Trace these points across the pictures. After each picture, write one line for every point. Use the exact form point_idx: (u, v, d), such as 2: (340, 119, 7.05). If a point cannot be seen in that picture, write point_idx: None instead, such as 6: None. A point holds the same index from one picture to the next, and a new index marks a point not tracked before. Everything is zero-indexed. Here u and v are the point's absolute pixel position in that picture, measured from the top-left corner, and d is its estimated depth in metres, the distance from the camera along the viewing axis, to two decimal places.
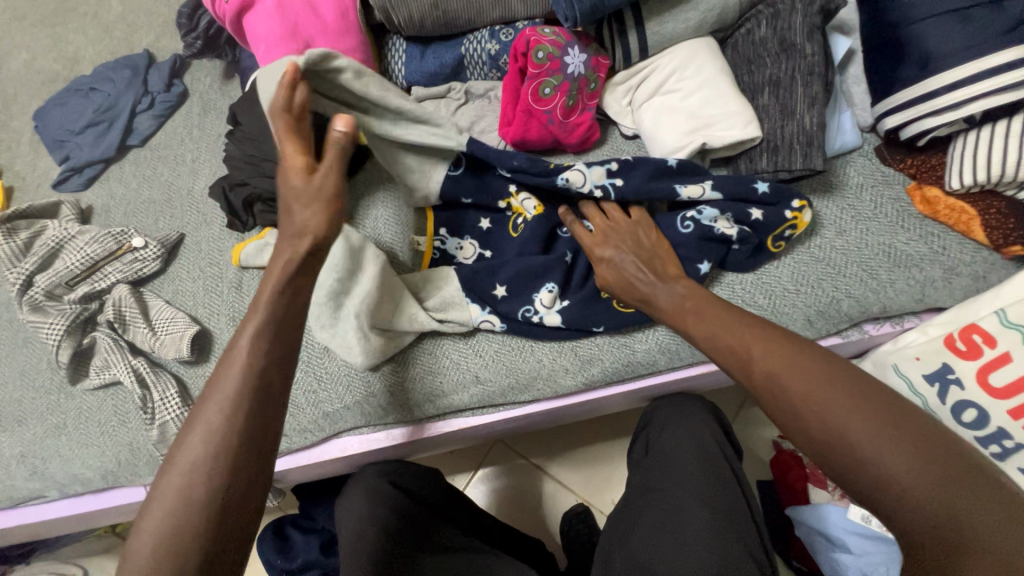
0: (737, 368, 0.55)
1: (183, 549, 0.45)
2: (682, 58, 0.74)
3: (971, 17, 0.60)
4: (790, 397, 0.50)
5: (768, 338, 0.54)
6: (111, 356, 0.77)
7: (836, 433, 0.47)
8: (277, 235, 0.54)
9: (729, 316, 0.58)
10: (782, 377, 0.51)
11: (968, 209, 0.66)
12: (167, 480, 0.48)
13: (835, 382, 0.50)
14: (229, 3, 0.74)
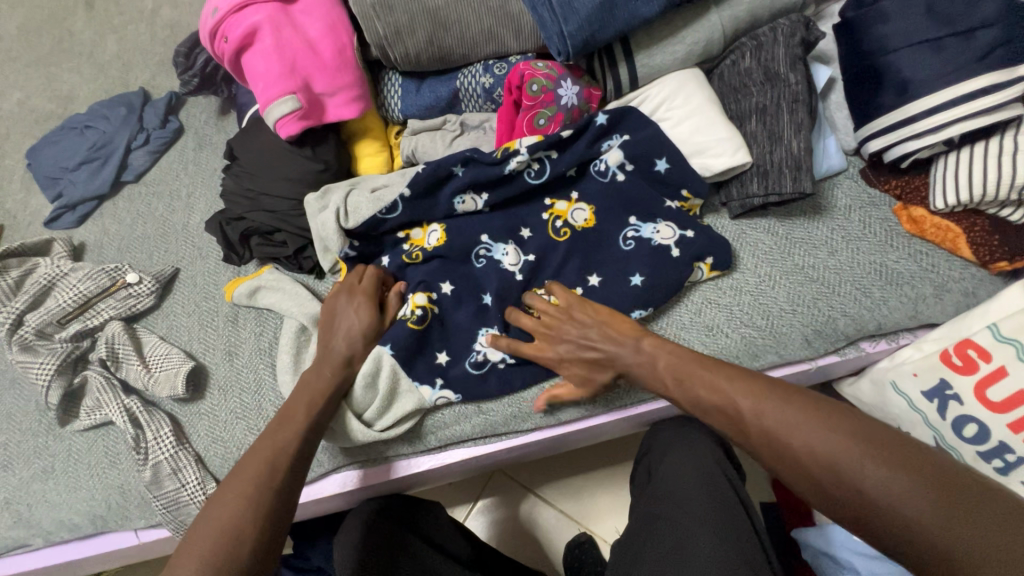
0: (729, 427, 0.58)
1: None
2: (670, 89, 0.76)
3: (944, 47, 0.63)
4: (795, 451, 0.52)
5: (758, 393, 0.56)
6: (103, 396, 0.75)
7: (843, 472, 0.49)
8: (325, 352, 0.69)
9: (708, 362, 0.62)
10: (782, 435, 0.53)
11: (953, 227, 0.68)
12: (200, 534, 0.54)
13: (824, 418, 0.52)
14: (228, 43, 0.75)
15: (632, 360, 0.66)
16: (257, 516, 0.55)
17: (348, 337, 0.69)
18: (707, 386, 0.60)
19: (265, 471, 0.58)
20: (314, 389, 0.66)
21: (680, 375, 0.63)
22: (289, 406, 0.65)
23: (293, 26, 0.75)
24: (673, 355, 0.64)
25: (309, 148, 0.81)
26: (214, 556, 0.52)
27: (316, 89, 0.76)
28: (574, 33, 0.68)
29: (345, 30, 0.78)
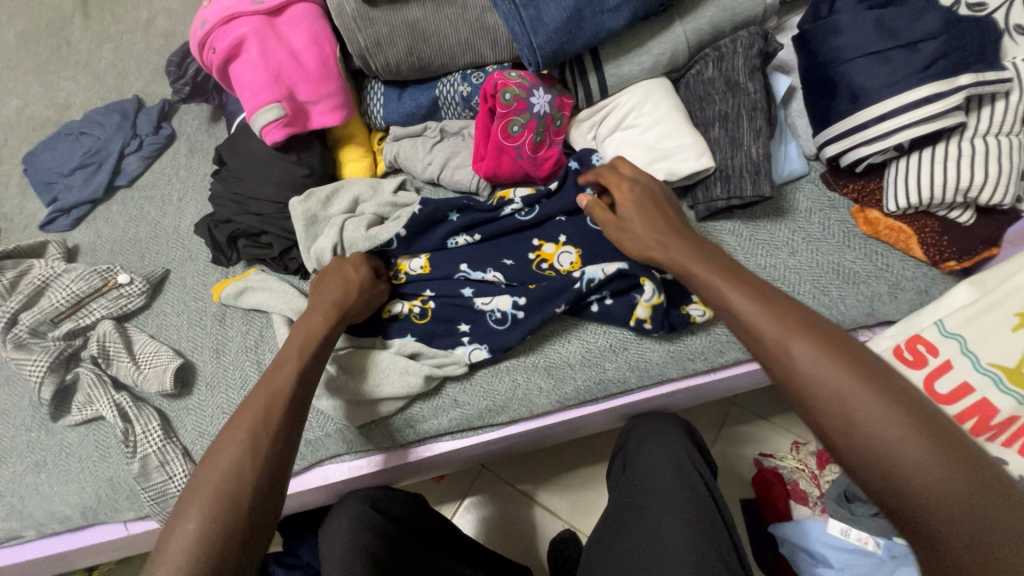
0: (789, 380, 0.49)
1: (227, 537, 0.52)
2: (638, 97, 0.80)
3: (890, 58, 0.67)
4: (846, 413, 0.45)
5: (841, 351, 0.48)
6: (94, 392, 0.78)
7: (853, 414, 0.45)
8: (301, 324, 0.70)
9: (788, 309, 0.52)
10: (845, 392, 0.46)
11: (906, 229, 0.72)
12: (203, 481, 0.55)
13: (852, 356, 0.48)
14: (216, 54, 0.79)
15: (706, 277, 0.59)
16: (253, 459, 0.57)
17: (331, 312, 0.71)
18: (758, 312, 0.53)
19: (260, 415, 0.60)
20: (312, 327, 0.69)
21: (729, 296, 0.56)
22: (280, 359, 0.66)
23: (278, 37, 0.79)
24: (722, 281, 0.58)
25: (294, 154, 0.84)
26: (214, 502, 0.53)
27: (301, 97, 0.80)
28: (543, 45, 0.72)
29: (328, 41, 0.81)
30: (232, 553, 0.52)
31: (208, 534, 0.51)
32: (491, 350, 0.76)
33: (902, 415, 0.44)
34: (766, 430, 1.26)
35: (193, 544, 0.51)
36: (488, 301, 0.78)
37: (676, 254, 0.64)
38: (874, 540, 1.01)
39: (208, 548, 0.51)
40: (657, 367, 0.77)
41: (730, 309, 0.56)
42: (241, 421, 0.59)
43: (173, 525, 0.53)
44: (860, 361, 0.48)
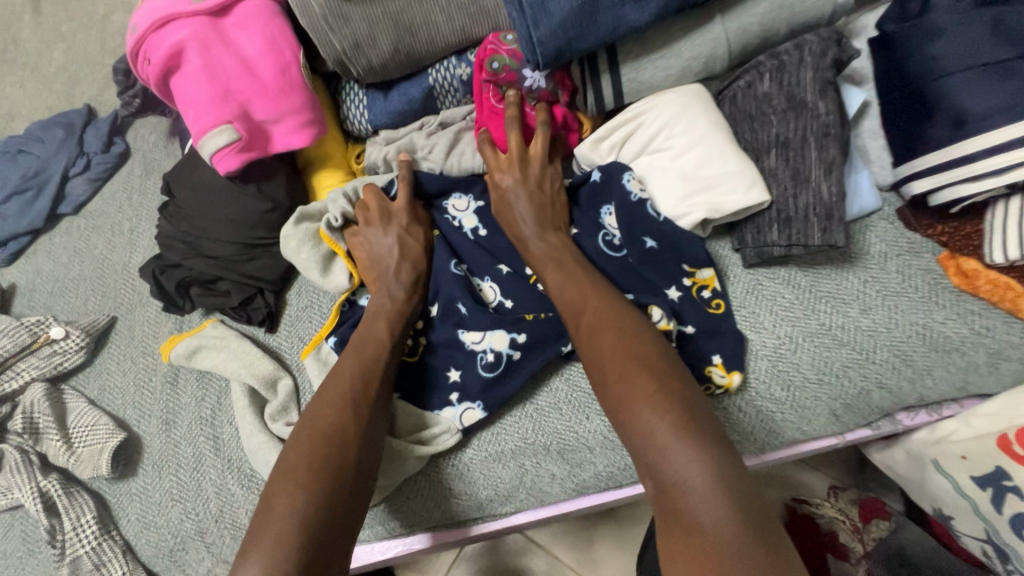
0: (614, 401, 0.52)
1: (330, 491, 0.50)
2: (671, 112, 0.64)
3: (1011, 71, 0.51)
4: (648, 430, 0.48)
5: (666, 381, 0.50)
6: (14, 478, 0.65)
7: (654, 438, 0.47)
8: (379, 280, 0.68)
9: (634, 337, 0.54)
10: (651, 416, 0.48)
11: (1015, 286, 0.57)
12: (301, 438, 0.54)
13: (673, 391, 0.50)
14: (150, 65, 0.64)
15: (568, 295, 0.60)
16: (360, 434, 0.55)
17: (402, 252, 0.68)
18: (611, 337, 0.55)
19: (357, 389, 0.58)
20: (388, 309, 0.65)
21: (582, 306, 0.58)
22: (369, 320, 0.64)
23: (226, 43, 0.64)
24: (595, 300, 0.58)
25: (254, 185, 0.70)
26: (314, 472, 0.51)
27: (257, 116, 0.65)
28: (545, 40, 0.57)
29: (289, 45, 0.66)
30: (335, 533, 0.49)
31: (316, 509, 0.49)
32: (486, 408, 0.63)
33: (694, 444, 0.46)
34: (804, 477, 1.12)
35: (305, 511, 0.48)
36: (480, 339, 0.64)
37: (545, 261, 0.64)
38: None
39: (317, 513, 0.49)
40: None
41: (585, 331, 0.57)
42: (340, 379, 0.59)
43: (280, 482, 0.51)
44: (677, 391, 0.50)
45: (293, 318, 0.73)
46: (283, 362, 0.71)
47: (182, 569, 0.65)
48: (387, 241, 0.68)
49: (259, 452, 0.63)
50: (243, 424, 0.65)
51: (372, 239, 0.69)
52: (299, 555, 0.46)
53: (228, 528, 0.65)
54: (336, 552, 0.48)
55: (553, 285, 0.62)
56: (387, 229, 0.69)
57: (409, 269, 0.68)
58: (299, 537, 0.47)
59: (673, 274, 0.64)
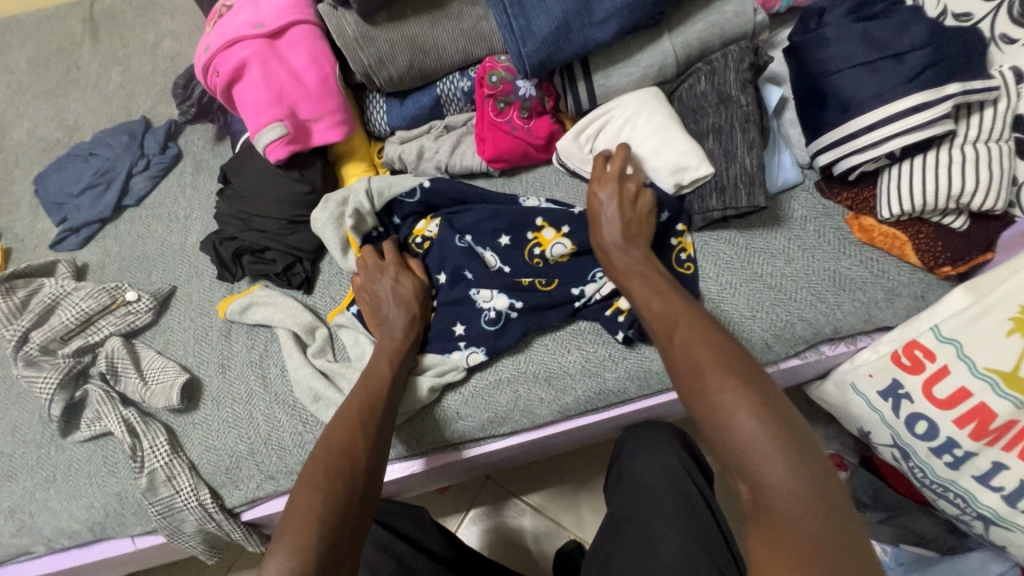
0: (696, 399, 0.54)
1: (344, 498, 0.59)
2: (632, 108, 0.80)
3: (880, 68, 0.68)
4: (733, 426, 0.50)
5: (753, 382, 0.52)
6: (102, 408, 0.79)
7: (739, 432, 0.49)
8: (381, 332, 0.78)
9: (715, 340, 0.57)
10: (741, 414, 0.50)
11: (900, 235, 0.72)
12: (316, 460, 0.62)
13: (760, 395, 0.51)
14: (219, 77, 0.81)
15: (660, 306, 0.63)
16: (367, 449, 0.64)
17: (402, 304, 0.78)
18: (692, 347, 0.57)
19: (364, 413, 0.67)
20: (389, 349, 0.75)
21: (672, 314, 0.62)
22: (374, 366, 0.73)
23: (279, 59, 0.81)
24: (683, 310, 0.61)
25: (297, 171, 0.86)
26: (330, 484, 0.59)
27: (302, 115, 0.82)
28: (531, 54, 0.73)
29: (328, 61, 0.83)
30: (346, 538, 0.57)
31: (332, 512, 0.57)
32: (487, 351, 0.77)
33: (779, 441, 0.48)
34: None
35: (323, 515, 0.56)
36: (490, 297, 0.79)
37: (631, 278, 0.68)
38: (881, 549, 0.99)
39: (331, 519, 0.56)
40: (657, 376, 0.77)
41: (671, 344, 0.59)
42: (354, 411, 0.68)
43: (298, 496, 0.59)
44: (764, 392, 0.51)
45: (327, 282, 0.89)
46: (319, 315, 0.87)
47: (237, 484, 0.79)
48: (386, 290, 0.79)
49: (304, 379, 0.78)
50: (290, 359, 0.81)
51: (381, 292, 0.79)
52: (319, 548, 0.54)
53: (275, 450, 0.79)
54: (346, 547, 0.56)
55: (640, 298, 0.66)
56: (388, 284, 0.80)
57: (403, 323, 0.77)
58: (319, 535, 0.55)
59: None
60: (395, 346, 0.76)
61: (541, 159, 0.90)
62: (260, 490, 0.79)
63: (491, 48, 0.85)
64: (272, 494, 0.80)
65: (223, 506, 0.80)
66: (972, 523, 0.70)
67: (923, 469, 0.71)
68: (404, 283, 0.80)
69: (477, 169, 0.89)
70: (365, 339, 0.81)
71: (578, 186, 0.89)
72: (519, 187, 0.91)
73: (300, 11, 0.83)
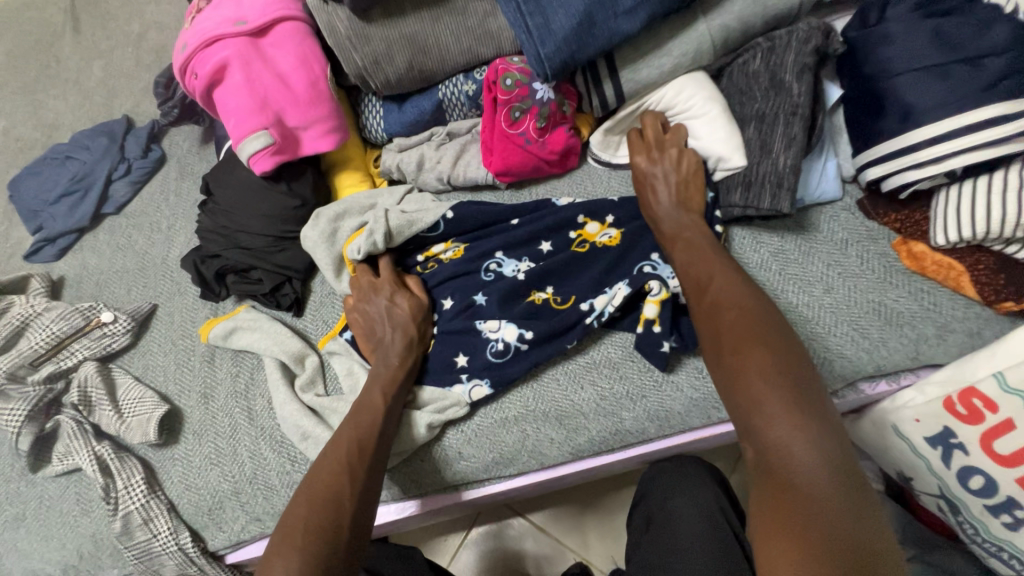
0: (735, 393, 0.52)
1: (330, 544, 0.53)
2: (670, 95, 0.74)
3: (948, 74, 0.59)
4: (766, 426, 0.48)
5: (798, 389, 0.49)
6: (73, 443, 0.72)
7: (772, 435, 0.47)
8: (374, 359, 0.71)
9: (766, 337, 0.54)
10: (776, 418, 0.48)
11: (956, 265, 0.65)
12: (299, 501, 0.57)
13: (779, 360, 0.51)
14: (198, 80, 0.73)
15: (713, 293, 0.61)
16: (353, 496, 0.57)
17: (396, 328, 0.71)
18: (729, 311, 0.58)
19: (353, 453, 0.61)
20: (384, 378, 0.68)
21: (724, 305, 0.59)
22: (366, 390, 0.67)
23: (264, 60, 0.73)
24: (735, 298, 0.59)
25: (284, 184, 0.79)
26: (312, 539, 0.52)
27: (289, 123, 0.74)
28: (550, 54, 0.66)
29: (319, 62, 0.75)
30: None
31: (312, 573, 0.50)
32: (492, 385, 0.70)
33: (816, 452, 0.45)
34: None
35: (300, 572, 0.50)
36: (497, 328, 0.72)
37: (673, 240, 0.68)
38: None
39: (319, 564, 0.51)
40: (679, 417, 0.70)
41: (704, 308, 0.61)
42: (347, 432, 0.63)
43: (276, 551, 0.52)
44: (810, 402, 0.48)
45: (319, 304, 0.82)
46: (309, 342, 0.80)
47: (220, 527, 0.73)
48: (381, 313, 0.72)
49: (291, 416, 0.72)
50: (275, 393, 0.74)
51: (371, 310, 0.73)
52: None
53: (261, 490, 0.73)
54: None
55: (678, 260, 0.67)
56: (381, 305, 0.73)
57: (398, 348, 0.70)
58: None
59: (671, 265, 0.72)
60: (390, 372, 0.69)
61: (555, 171, 0.82)
62: (245, 533, 0.73)
63: (501, 48, 0.77)
64: (257, 537, 0.74)
65: (205, 549, 0.73)
66: None
67: (974, 526, 0.64)
68: (399, 303, 0.73)
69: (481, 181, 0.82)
70: (359, 369, 0.74)
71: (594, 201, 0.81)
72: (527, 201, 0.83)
73: (287, 5, 0.75)
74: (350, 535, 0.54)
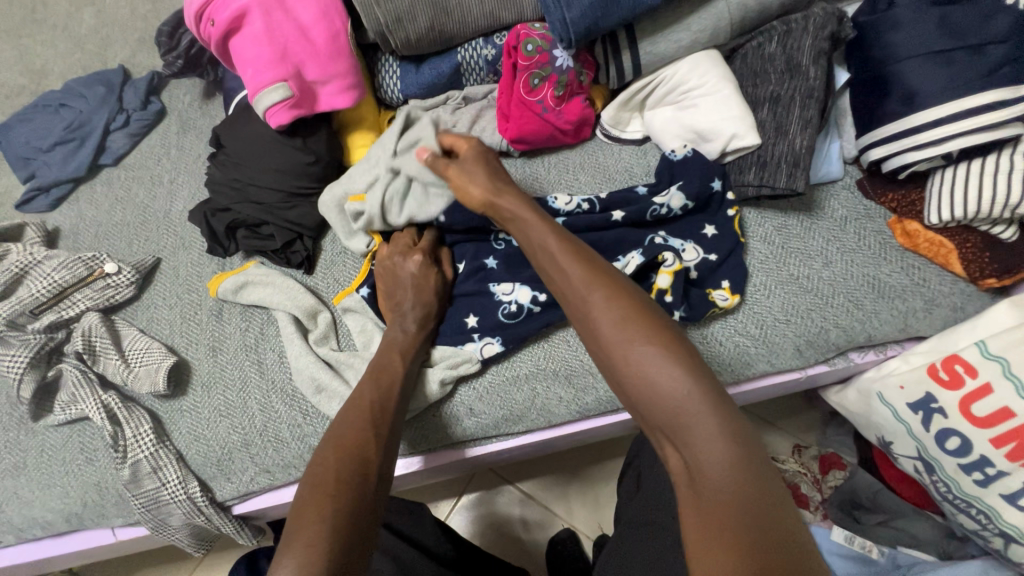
0: (633, 386, 0.49)
1: (357, 491, 0.53)
2: (685, 70, 0.75)
3: (953, 60, 0.63)
4: (676, 420, 0.46)
5: (691, 368, 0.48)
6: (79, 391, 0.72)
7: (681, 422, 0.46)
8: (393, 322, 0.71)
9: (648, 317, 0.51)
10: (682, 409, 0.46)
11: (946, 243, 0.69)
12: (323, 455, 0.56)
13: (716, 398, 0.47)
14: (215, 26, 0.72)
15: (569, 274, 0.56)
16: (380, 447, 0.58)
17: (423, 292, 0.72)
18: (663, 360, 0.48)
19: (376, 410, 0.62)
20: (401, 341, 0.70)
21: (587, 292, 0.54)
22: (383, 356, 0.68)
23: (284, 11, 0.72)
24: (598, 283, 0.54)
25: (300, 139, 0.78)
26: (346, 487, 0.53)
27: (308, 76, 0.73)
28: (577, 20, 0.67)
29: (339, 16, 0.75)
30: (363, 534, 0.51)
31: (346, 514, 0.51)
32: (503, 343, 0.72)
33: (728, 434, 0.45)
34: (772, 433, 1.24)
35: (338, 519, 0.50)
36: (510, 291, 0.74)
37: (568, 270, 0.56)
38: (878, 548, 0.92)
39: (348, 515, 0.51)
40: None
41: (621, 357, 0.50)
42: (366, 397, 0.63)
43: (305, 497, 0.52)
44: (699, 379, 0.48)
45: (330, 262, 0.82)
46: (320, 298, 0.80)
47: (229, 477, 0.73)
48: (407, 276, 0.72)
49: (307, 368, 0.72)
50: (289, 345, 0.74)
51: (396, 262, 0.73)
52: (331, 557, 0.47)
53: (271, 441, 0.73)
54: (361, 550, 0.50)
55: (563, 278, 0.56)
56: (408, 271, 0.72)
57: (421, 313, 0.72)
58: (330, 541, 0.48)
59: (682, 234, 0.74)
60: (405, 337, 0.70)
61: (568, 141, 0.83)
62: (254, 484, 0.73)
63: (523, 13, 0.78)
64: (265, 488, 0.75)
65: (213, 499, 0.74)
66: (992, 538, 0.70)
67: (948, 484, 0.70)
68: (426, 271, 0.73)
69: (496, 148, 0.83)
70: (374, 326, 0.76)
71: (607, 171, 0.83)
72: (541, 169, 0.84)
73: None
74: (376, 487, 0.55)
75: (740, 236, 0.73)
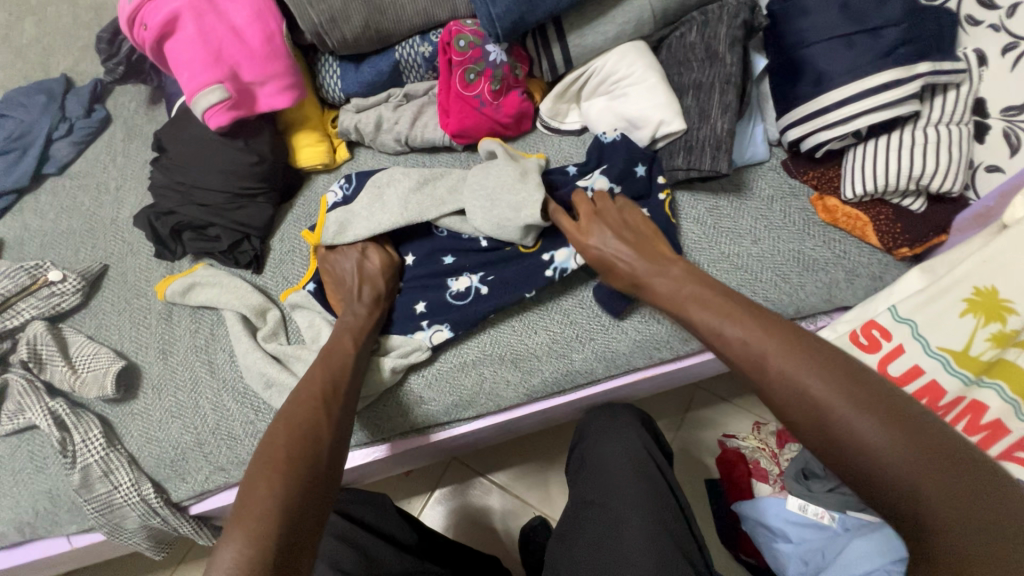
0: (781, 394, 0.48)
1: (307, 467, 0.55)
2: (614, 61, 0.78)
3: (854, 43, 0.67)
4: (826, 414, 0.44)
5: (828, 365, 0.47)
6: (25, 400, 0.71)
7: (833, 417, 0.44)
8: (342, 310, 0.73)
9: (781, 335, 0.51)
10: (835, 408, 0.44)
11: (862, 216, 0.73)
12: (274, 433, 0.57)
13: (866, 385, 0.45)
14: (147, 30, 0.73)
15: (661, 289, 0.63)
16: (330, 428, 0.60)
17: (370, 281, 0.74)
18: (821, 381, 0.46)
19: (327, 391, 0.63)
20: (352, 326, 0.71)
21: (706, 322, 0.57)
22: (336, 339, 0.69)
23: (217, 13, 0.74)
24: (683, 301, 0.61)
25: (241, 140, 0.79)
26: (294, 463, 0.54)
27: (244, 77, 0.74)
28: (502, 15, 0.69)
29: (273, 17, 0.76)
30: (311, 510, 0.53)
31: (293, 494, 0.52)
32: (452, 329, 0.74)
33: (884, 414, 0.42)
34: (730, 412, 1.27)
35: (287, 494, 0.51)
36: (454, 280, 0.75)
37: (694, 321, 0.58)
38: (829, 513, 0.93)
39: (297, 490, 0.52)
40: (623, 356, 0.75)
41: (858, 447, 0.42)
42: (318, 378, 0.64)
43: (252, 475, 0.53)
44: (841, 370, 0.46)
45: (281, 261, 0.83)
46: (270, 297, 0.81)
47: (184, 477, 0.74)
48: (352, 266, 0.74)
49: (256, 364, 0.74)
50: (238, 343, 0.75)
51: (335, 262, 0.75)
52: (278, 537, 0.48)
53: (225, 438, 0.74)
54: (310, 525, 0.52)
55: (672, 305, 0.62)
56: (352, 265, 0.74)
57: (371, 301, 0.73)
58: (278, 516, 0.50)
59: None
60: (357, 322, 0.72)
61: (510, 133, 0.85)
62: (208, 482, 0.74)
63: (455, 11, 0.80)
64: (221, 486, 0.75)
65: (168, 501, 0.74)
66: None
67: None
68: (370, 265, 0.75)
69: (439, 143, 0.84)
70: (321, 320, 0.77)
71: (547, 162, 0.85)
72: None
73: None
74: (327, 462, 0.57)
75: (671, 224, 0.76)
